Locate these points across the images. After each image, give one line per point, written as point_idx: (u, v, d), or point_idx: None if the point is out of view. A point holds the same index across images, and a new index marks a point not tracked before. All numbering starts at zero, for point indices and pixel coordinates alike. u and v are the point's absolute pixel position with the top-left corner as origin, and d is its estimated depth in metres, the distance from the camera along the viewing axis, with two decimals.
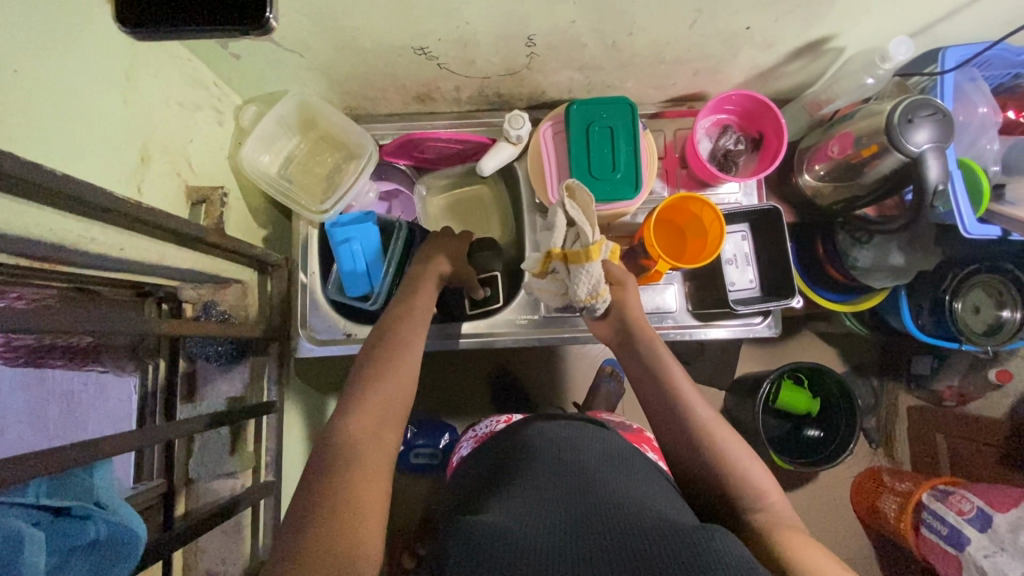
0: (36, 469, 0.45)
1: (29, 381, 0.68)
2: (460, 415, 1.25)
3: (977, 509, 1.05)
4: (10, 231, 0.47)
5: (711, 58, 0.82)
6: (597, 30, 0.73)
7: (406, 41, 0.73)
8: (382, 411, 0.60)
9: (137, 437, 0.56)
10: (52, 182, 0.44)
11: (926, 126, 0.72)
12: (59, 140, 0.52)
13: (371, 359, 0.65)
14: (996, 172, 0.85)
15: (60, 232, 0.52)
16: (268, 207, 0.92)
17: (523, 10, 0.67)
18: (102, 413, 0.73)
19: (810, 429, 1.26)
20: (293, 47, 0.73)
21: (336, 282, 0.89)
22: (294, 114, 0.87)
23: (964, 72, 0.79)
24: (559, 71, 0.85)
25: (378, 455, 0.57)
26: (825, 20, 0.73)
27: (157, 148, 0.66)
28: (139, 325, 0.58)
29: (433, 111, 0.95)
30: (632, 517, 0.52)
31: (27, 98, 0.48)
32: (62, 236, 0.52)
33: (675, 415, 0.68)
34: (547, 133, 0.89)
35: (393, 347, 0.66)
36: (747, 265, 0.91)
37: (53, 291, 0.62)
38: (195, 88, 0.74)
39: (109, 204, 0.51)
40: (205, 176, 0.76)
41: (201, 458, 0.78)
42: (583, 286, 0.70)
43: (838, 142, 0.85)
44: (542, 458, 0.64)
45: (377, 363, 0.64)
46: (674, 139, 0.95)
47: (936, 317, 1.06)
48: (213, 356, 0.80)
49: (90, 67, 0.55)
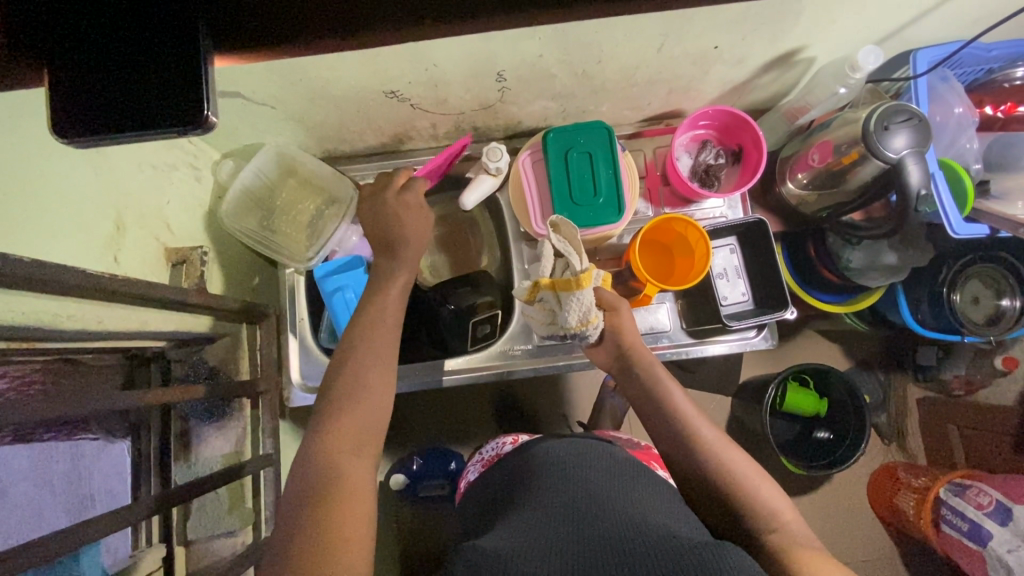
0: (21, 564, 0.44)
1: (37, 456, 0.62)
2: (464, 443, 1.24)
3: (996, 503, 1.03)
4: None
5: (683, 78, 0.83)
6: (565, 61, 0.74)
7: (377, 86, 0.74)
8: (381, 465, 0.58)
9: (129, 513, 0.55)
10: (18, 270, 0.43)
11: (902, 132, 0.72)
12: (21, 223, 0.51)
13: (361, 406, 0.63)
14: (978, 170, 0.84)
15: (14, 309, 0.50)
16: (253, 257, 0.92)
17: (488, 49, 0.67)
18: (98, 488, 0.68)
19: (820, 431, 1.24)
20: (264, 100, 0.74)
21: (327, 330, 0.88)
22: (271, 164, 0.87)
23: (937, 73, 0.79)
24: (533, 102, 0.85)
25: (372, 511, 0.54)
26: (791, 35, 0.73)
27: (132, 216, 0.66)
28: (122, 399, 0.56)
29: (412, 148, 0.95)
30: (640, 540, 0.51)
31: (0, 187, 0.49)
32: (19, 314, 0.51)
33: (674, 430, 0.68)
34: (526, 162, 0.88)
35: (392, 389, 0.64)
36: (737, 278, 0.90)
37: (36, 366, 0.60)
38: (169, 149, 0.73)
39: (81, 281, 0.50)
40: (184, 235, 0.76)
41: (199, 519, 0.77)
42: (573, 315, 0.68)
43: (818, 150, 0.85)
44: (546, 481, 0.62)
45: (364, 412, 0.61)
46: (654, 157, 0.95)
47: (936, 309, 1.04)
48: (203, 416, 0.80)
49: (55, 147, 0.55)
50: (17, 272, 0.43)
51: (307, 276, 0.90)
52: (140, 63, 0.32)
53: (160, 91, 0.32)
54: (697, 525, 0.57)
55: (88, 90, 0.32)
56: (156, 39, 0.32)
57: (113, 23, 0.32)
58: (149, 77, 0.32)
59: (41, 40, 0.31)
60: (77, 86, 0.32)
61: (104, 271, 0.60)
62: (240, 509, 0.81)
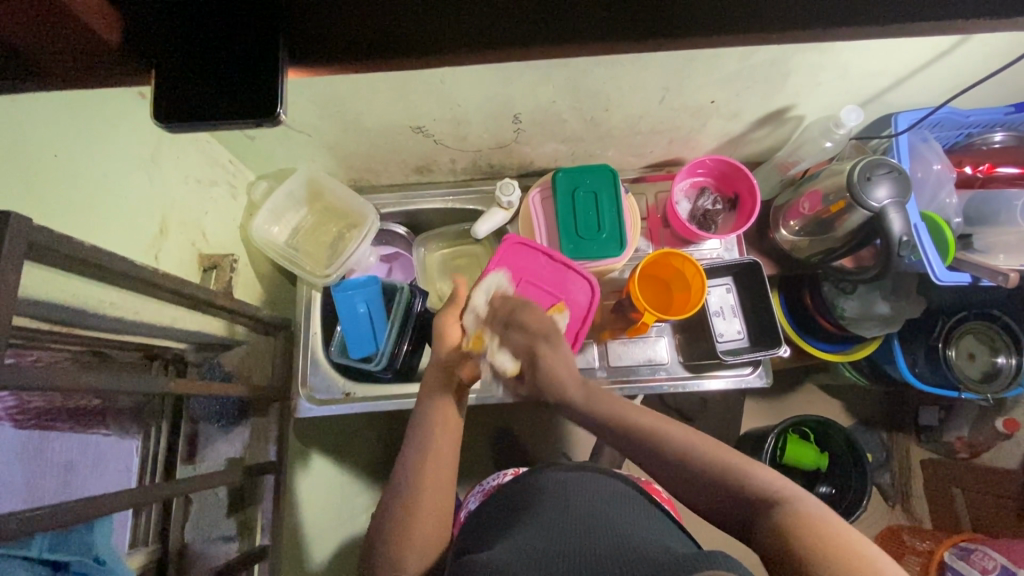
0: (47, 523, 0.46)
1: (28, 449, 0.62)
2: (460, 479, 1.23)
3: (1000, 567, 1.00)
4: (26, 293, 0.51)
5: (683, 129, 0.90)
6: (575, 108, 0.82)
7: (405, 121, 0.81)
8: (412, 485, 0.64)
9: (138, 495, 0.57)
10: (82, 252, 0.49)
11: (884, 183, 0.78)
12: (77, 213, 0.57)
13: (410, 454, 0.67)
14: (958, 224, 0.90)
15: (58, 291, 0.55)
16: (275, 272, 0.97)
17: (507, 92, 0.76)
18: (101, 478, 0.70)
19: (821, 485, 1.22)
20: (303, 128, 0.82)
21: (340, 346, 0.93)
22: (301, 188, 0.93)
23: (917, 134, 0.87)
24: (546, 143, 0.92)
25: (423, 539, 0.61)
26: (781, 93, 0.81)
27: (174, 221, 0.72)
28: (149, 385, 0.60)
29: (430, 181, 1.03)
30: (630, 548, 0.52)
31: (56, 175, 0.54)
32: (63, 296, 0.55)
33: (645, 426, 0.66)
34: (536, 198, 0.95)
35: (427, 430, 0.69)
36: (734, 316, 0.94)
37: (69, 355, 0.64)
38: (211, 166, 0.81)
39: (127, 269, 0.55)
40: (217, 244, 0.82)
41: (198, 521, 0.79)
42: (505, 361, 0.72)
43: (808, 199, 0.91)
44: (546, 502, 0.64)
45: (413, 455, 0.67)
46: (655, 201, 1.01)
47: (932, 364, 1.06)
48: (216, 418, 0.83)
49: (117, 153, 0.62)
50: (77, 252, 0.49)
51: (323, 293, 0.95)
52: (220, 59, 0.36)
53: (241, 88, 0.37)
54: (687, 544, 0.59)
55: (172, 74, 0.36)
56: (234, 45, 0.36)
57: (202, 28, 0.36)
58: (229, 75, 0.37)
59: (143, 42, 0.36)
60: (167, 79, 0.36)
61: (147, 264, 0.66)
62: (240, 512, 0.83)
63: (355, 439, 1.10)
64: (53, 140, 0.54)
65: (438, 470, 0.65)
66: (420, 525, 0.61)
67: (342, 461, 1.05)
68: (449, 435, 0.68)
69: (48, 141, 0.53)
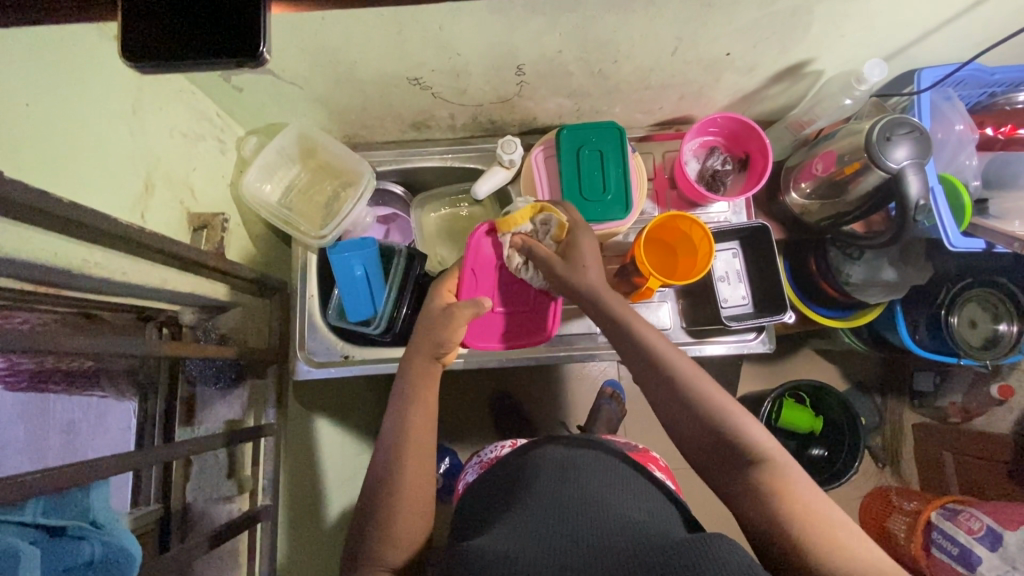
0: (48, 487, 0.46)
1: (30, 411, 0.61)
2: (458, 441, 1.24)
3: (986, 528, 1.00)
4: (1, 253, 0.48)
5: (695, 83, 0.86)
6: (583, 59, 0.77)
7: (401, 72, 0.77)
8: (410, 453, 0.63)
9: (135, 458, 0.55)
10: (58, 208, 0.46)
11: (904, 143, 0.75)
12: (54, 167, 0.53)
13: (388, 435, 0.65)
14: (977, 188, 0.88)
15: (29, 250, 0.51)
16: (267, 231, 0.94)
17: (511, 40, 0.71)
18: (103, 438, 0.69)
19: (815, 448, 1.22)
20: (293, 78, 0.77)
21: (337, 308, 0.91)
22: (294, 143, 0.89)
23: (940, 92, 0.83)
24: (550, 98, 0.88)
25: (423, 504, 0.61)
26: (801, 46, 0.76)
27: (160, 177, 0.69)
28: (140, 347, 0.57)
29: (429, 139, 0.98)
30: (631, 535, 0.51)
31: (26, 125, 0.50)
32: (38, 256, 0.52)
33: (668, 387, 0.62)
34: (538, 157, 0.91)
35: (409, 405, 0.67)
36: (739, 281, 0.92)
37: (55, 316, 0.62)
38: (197, 119, 0.77)
39: (109, 228, 0.52)
40: (206, 202, 0.78)
41: (200, 482, 0.80)
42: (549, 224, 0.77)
43: (822, 160, 0.88)
44: (547, 476, 0.62)
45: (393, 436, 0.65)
46: (663, 161, 0.98)
47: (934, 332, 1.04)
48: (213, 379, 0.83)
49: (94, 102, 0.58)
50: (54, 209, 0.46)
51: (320, 255, 0.92)
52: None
53: (231, 26, 0.36)
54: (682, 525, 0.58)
55: (153, 18, 0.36)
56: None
57: None
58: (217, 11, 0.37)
59: None
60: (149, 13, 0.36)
61: (131, 220, 0.63)
62: (239, 475, 0.83)
63: (353, 402, 1.09)
64: (23, 87, 0.50)
65: (423, 456, 0.63)
66: (424, 491, 0.61)
67: (340, 425, 1.05)
68: (425, 416, 0.66)
69: (17, 88, 0.49)
